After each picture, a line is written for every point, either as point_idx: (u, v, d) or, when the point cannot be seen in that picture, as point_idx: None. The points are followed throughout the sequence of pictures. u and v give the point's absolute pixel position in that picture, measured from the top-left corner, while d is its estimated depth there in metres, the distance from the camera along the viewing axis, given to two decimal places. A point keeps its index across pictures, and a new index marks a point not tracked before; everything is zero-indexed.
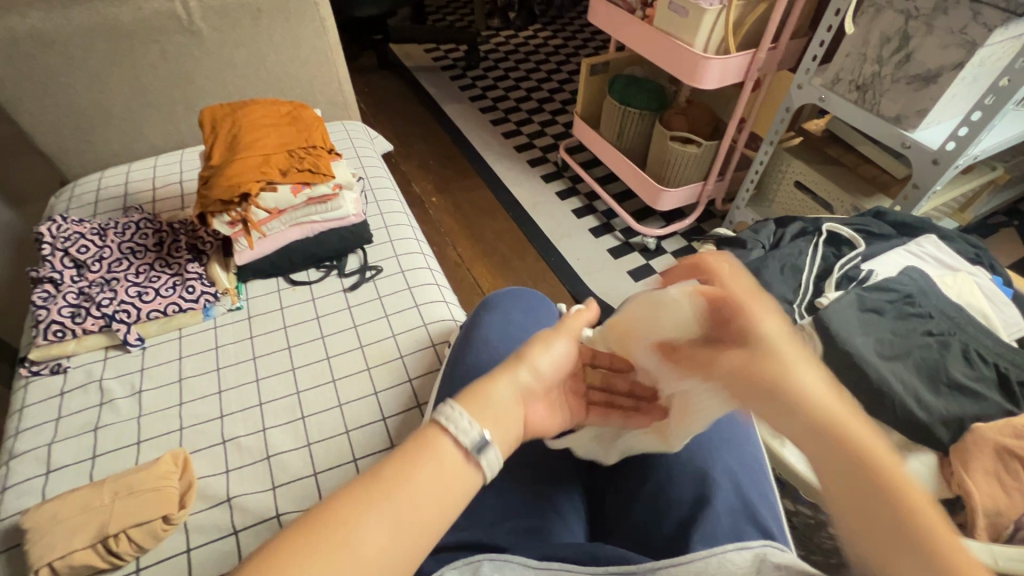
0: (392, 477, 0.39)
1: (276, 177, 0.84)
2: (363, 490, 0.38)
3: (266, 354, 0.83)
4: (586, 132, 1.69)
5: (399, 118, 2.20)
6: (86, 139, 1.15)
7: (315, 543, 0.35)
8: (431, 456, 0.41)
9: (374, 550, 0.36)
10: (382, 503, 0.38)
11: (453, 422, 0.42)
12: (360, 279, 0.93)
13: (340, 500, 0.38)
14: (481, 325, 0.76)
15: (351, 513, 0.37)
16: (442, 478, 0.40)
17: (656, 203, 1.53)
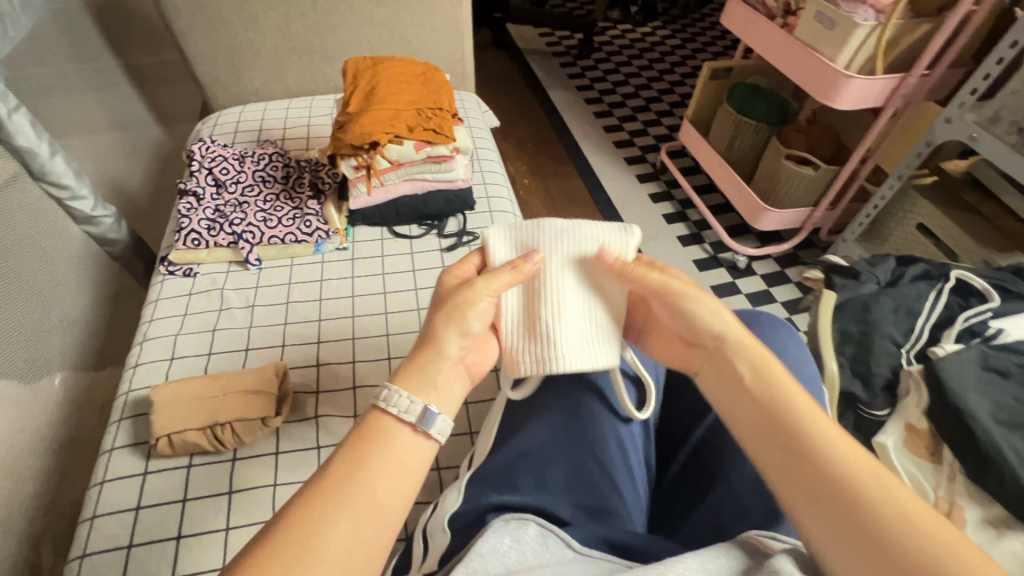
0: (341, 474, 0.45)
1: (402, 132, 0.89)
2: (322, 491, 0.44)
3: (363, 295, 0.89)
4: (692, 137, 1.64)
5: (505, 96, 2.24)
6: (236, 75, 1.27)
7: (287, 547, 0.40)
8: (383, 443, 0.48)
9: (339, 540, 0.42)
10: (343, 497, 0.44)
11: (395, 404, 0.50)
12: (457, 243, 0.97)
13: (303, 505, 0.43)
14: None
15: (314, 516, 0.42)
16: (395, 457, 0.48)
17: (756, 221, 1.46)
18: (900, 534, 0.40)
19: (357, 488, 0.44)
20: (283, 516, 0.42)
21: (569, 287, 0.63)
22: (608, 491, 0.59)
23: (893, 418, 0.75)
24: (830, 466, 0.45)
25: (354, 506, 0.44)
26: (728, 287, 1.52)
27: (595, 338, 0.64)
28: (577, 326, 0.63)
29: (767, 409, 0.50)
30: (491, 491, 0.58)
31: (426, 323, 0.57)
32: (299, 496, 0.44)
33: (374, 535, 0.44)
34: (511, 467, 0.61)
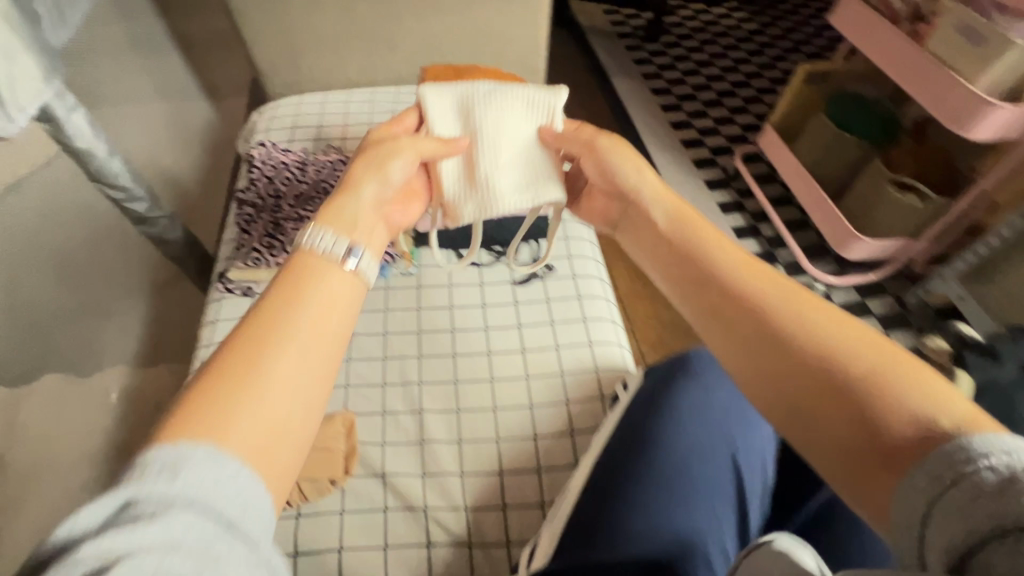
0: (272, 312, 0.46)
1: None
2: (255, 331, 0.44)
3: (430, 332, 0.82)
4: (776, 147, 1.49)
5: (564, 82, 2.09)
6: (294, 63, 1.19)
7: (228, 386, 0.41)
8: (315, 281, 0.49)
9: (283, 369, 0.43)
10: (276, 336, 0.44)
11: (320, 242, 0.51)
12: (531, 275, 0.89)
13: (234, 348, 0.43)
14: (676, 390, 0.72)
15: (252, 354, 0.43)
16: (331, 296, 0.49)
17: (844, 250, 1.32)
18: (848, 364, 0.44)
19: (298, 330, 0.45)
20: (216, 362, 0.42)
21: (501, 135, 0.71)
22: None
23: None
24: (764, 308, 0.50)
25: (293, 340, 0.44)
26: None
27: (531, 177, 0.72)
28: (513, 168, 0.72)
29: (701, 267, 0.55)
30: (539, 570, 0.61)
31: (348, 173, 0.61)
32: (236, 338, 0.44)
33: (323, 368, 0.45)
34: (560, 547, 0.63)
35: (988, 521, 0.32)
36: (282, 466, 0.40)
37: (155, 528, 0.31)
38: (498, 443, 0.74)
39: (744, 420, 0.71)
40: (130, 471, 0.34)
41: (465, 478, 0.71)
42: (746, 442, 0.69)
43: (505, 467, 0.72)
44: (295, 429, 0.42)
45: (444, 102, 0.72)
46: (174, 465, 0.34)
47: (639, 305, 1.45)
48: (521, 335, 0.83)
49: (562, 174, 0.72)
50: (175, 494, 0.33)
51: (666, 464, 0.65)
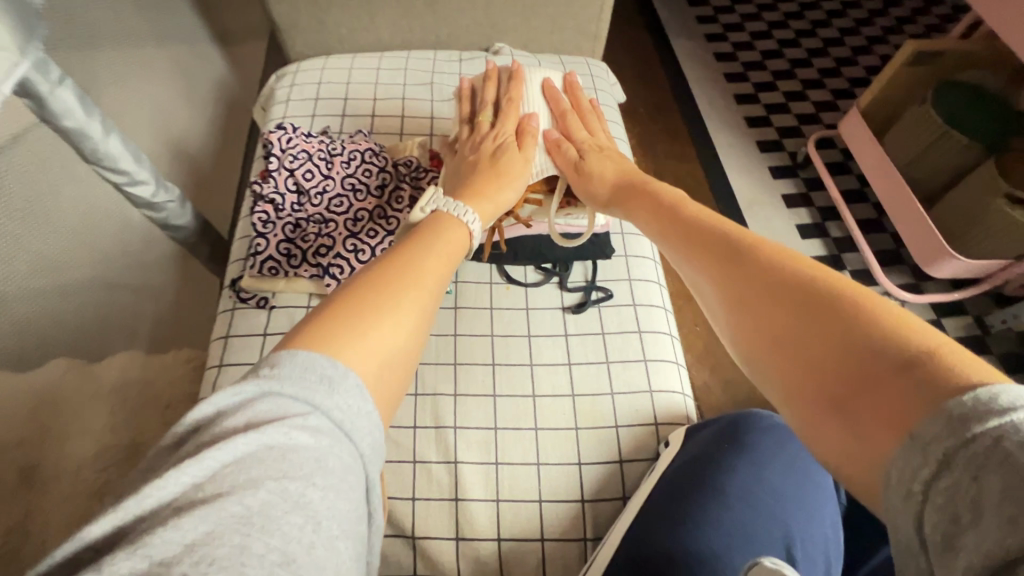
0: (405, 255, 0.49)
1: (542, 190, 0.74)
2: (389, 266, 0.47)
3: (468, 365, 0.72)
4: (863, 140, 1.30)
5: (616, 40, 1.86)
6: (318, 19, 1.03)
7: (367, 300, 0.43)
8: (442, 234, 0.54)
9: (419, 303, 0.45)
10: (411, 271, 0.47)
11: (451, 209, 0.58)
12: (585, 300, 0.77)
13: (375, 275, 0.46)
14: (721, 468, 0.61)
15: (392, 280, 0.45)
16: (450, 251, 0.53)
17: (929, 266, 1.18)
18: (833, 299, 0.39)
19: (424, 273, 0.48)
20: (355, 283, 0.45)
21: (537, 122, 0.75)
22: None
23: None
24: (738, 249, 0.48)
25: (422, 280, 0.47)
26: None
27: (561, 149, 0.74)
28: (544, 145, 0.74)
29: (691, 224, 0.54)
30: None
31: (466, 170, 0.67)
32: (375, 266, 0.47)
33: (432, 312, 0.47)
34: None
35: (977, 563, 0.23)
36: (393, 394, 0.41)
37: (304, 441, 0.31)
38: (540, 504, 0.65)
39: (800, 501, 0.60)
40: (275, 361, 0.35)
41: (504, 544, 0.63)
42: (806, 532, 0.58)
43: (548, 533, 0.63)
44: (405, 365, 0.43)
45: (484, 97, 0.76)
46: (326, 373, 0.35)
47: (686, 308, 1.32)
48: (571, 374, 0.72)
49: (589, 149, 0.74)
50: (321, 406, 0.33)
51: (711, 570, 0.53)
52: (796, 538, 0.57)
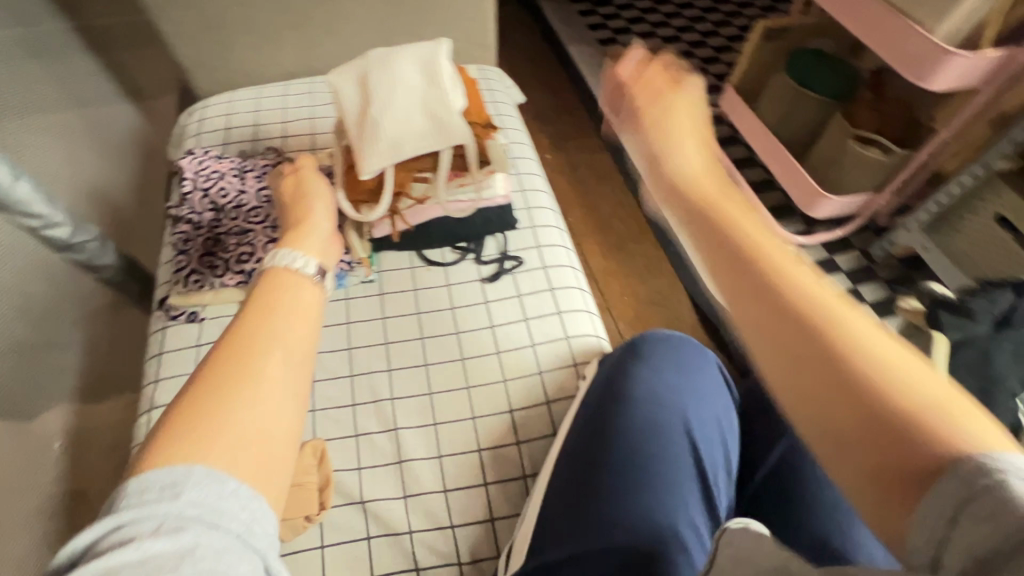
0: (244, 330, 0.49)
1: (426, 166, 0.70)
2: (233, 342, 0.48)
3: (398, 342, 0.78)
4: (739, 111, 1.47)
5: (518, 54, 2.00)
6: (222, 57, 1.08)
7: (217, 387, 0.44)
8: (286, 290, 0.55)
9: (276, 363, 0.48)
10: (260, 339, 0.48)
11: (286, 261, 0.58)
12: (498, 270, 0.85)
13: (220, 358, 0.47)
14: (632, 378, 0.70)
15: (240, 356, 0.47)
16: (302, 304, 0.54)
17: (811, 209, 1.32)
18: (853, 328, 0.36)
19: (271, 344, 0.48)
20: (194, 382, 0.45)
21: (397, 95, 0.69)
22: None
23: None
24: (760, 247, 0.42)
25: (274, 341, 0.49)
26: None
27: (428, 119, 0.69)
28: (410, 115, 0.68)
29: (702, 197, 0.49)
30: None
31: (286, 221, 0.66)
32: (218, 346, 0.48)
33: (298, 366, 0.49)
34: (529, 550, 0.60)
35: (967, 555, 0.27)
36: (276, 461, 0.43)
37: (159, 546, 0.33)
38: (480, 453, 0.70)
39: (699, 397, 0.69)
40: (119, 497, 0.36)
41: (449, 494, 0.67)
42: (704, 420, 0.68)
43: (490, 477, 0.69)
44: (278, 431, 0.44)
45: (347, 80, 0.72)
46: (165, 483, 0.37)
47: (613, 281, 1.42)
48: (494, 334, 0.79)
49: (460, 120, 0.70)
50: (169, 511, 0.35)
51: (624, 464, 0.63)
52: (698, 426, 0.67)
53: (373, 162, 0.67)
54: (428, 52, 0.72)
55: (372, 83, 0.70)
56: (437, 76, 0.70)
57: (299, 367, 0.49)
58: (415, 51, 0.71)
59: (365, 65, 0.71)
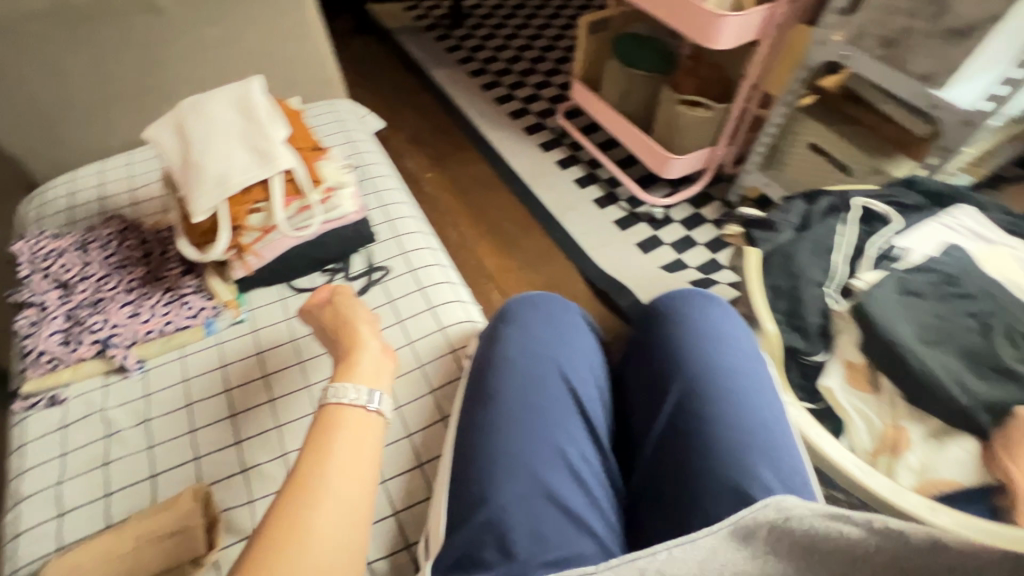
0: (307, 473, 0.49)
1: (260, 197, 0.74)
2: (292, 488, 0.48)
3: (277, 372, 0.79)
4: (587, 98, 1.60)
5: (383, 86, 2.06)
6: (51, 138, 1.05)
7: (278, 542, 0.45)
8: (340, 430, 0.53)
9: (328, 520, 0.47)
10: (312, 489, 0.48)
11: (344, 395, 0.55)
12: (368, 283, 0.88)
13: (282, 507, 0.47)
14: (502, 340, 0.75)
15: (297, 508, 0.47)
16: (356, 443, 0.52)
17: (664, 171, 1.46)
18: None
19: (324, 497, 0.47)
20: (262, 529, 0.46)
21: (215, 135, 0.73)
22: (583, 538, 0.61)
23: (832, 360, 0.78)
24: None
25: (328, 491, 0.48)
26: (652, 240, 1.54)
27: (251, 151, 0.72)
28: (231, 150, 0.72)
29: None
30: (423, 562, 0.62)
31: (336, 347, 0.64)
32: (278, 493, 0.48)
33: (351, 521, 0.48)
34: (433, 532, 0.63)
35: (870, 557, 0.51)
36: None
37: None
38: None
39: (564, 341, 0.75)
40: None
41: None
42: (572, 365, 0.74)
43: (386, 473, 0.71)
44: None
45: (166, 132, 0.75)
46: None
47: (510, 277, 1.49)
48: None
49: (282, 146, 0.74)
50: None
51: (505, 416, 0.67)
52: (566, 367, 0.72)
53: (203, 202, 0.70)
54: (241, 92, 0.76)
55: (189, 129, 0.73)
56: (252, 111, 0.75)
57: (355, 508, 0.48)
58: (227, 95, 0.76)
59: (181, 115, 0.75)
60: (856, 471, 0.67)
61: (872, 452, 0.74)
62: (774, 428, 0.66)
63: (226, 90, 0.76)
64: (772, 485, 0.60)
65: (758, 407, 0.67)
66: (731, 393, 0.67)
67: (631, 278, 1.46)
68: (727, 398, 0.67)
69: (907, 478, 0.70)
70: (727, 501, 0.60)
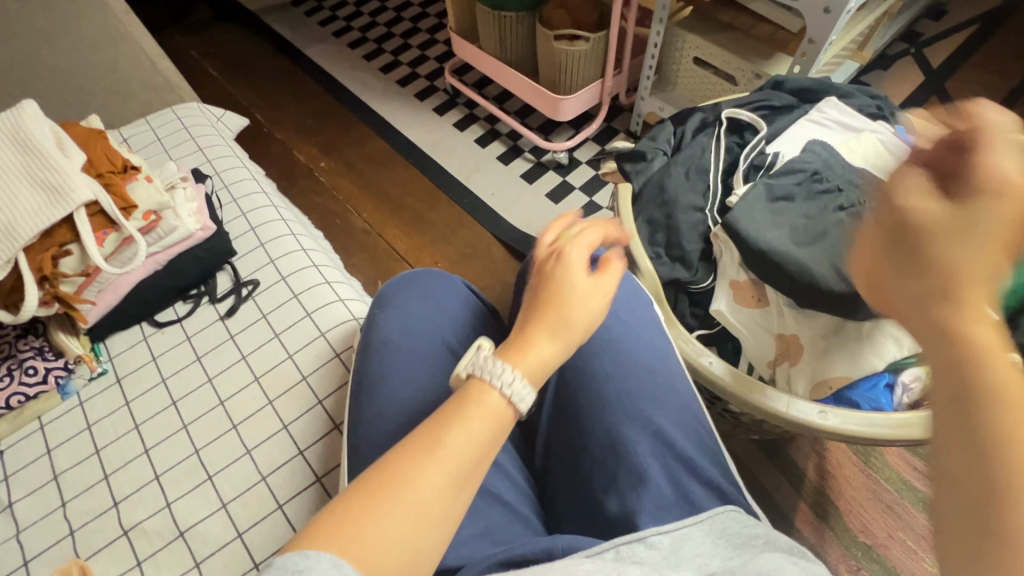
0: (436, 430, 0.43)
1: (68, 237, 0.66)
2: (417, 443, 0.42)
3: (151, 419, 0.73)
4: (467, 51, 1.50)
5: (257, 75, 1.89)
6: None
7: (382, 498, 0.39)
8: (477, 405, 0.44)
9: (429, 497, 0.40)
10: (433, 455, 0.41)
11: (498, 376, 0.45)
12: (236, 301, 0.81)
13: (401, 458, 0.41)
14: (378, 325, 0.71)
15: (409, 466, 0.40)
16: (484, 427, 0.43)
17: (558, 114, 1.40)
18: None
19: (431, 467, 0.40)
20: (377, 467, 0.41)
21: None
22: (493, 510, 0.59)
23: (719, 284, 0.76)
24: None
25: (444, 464, 0.41)
26: (562, 188, 1.50)
27: (39, 187, 0.64)
28: (15, 191, 0.63)
29: None
30: None
31: (540, 289, 0.52)
32: (401, 440, 0.43)
33: (453, 511, 0.40)
34: None
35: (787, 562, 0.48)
36: None
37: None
38: (267, 481, 0.68)
39: (446, 320, 0.72)
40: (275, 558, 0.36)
41: (247, 535, 0.65)
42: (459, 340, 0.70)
43: (283, 497, 0.67)
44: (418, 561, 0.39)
45: None
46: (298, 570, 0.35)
47: (424, 255, 1.43)
48: (249, 363, 0.76)
49: (77, 174, 0.66)
50: None
51: (391, 413, 0.63)
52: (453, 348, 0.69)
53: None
54: (13, 124, 0.67)
55: None
56: (28, 142, 0.66)
57: (463, 494, 0.42)
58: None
59: None
60: (753, 393, 0.66)
61: (770, 365, 0.74)
62: (659, 369, 0.64)
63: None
64: (661, 423, 0.59)
65: (642, 348, 0.65)
66: (611, 341, 0.65)
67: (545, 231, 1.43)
68: (606, 344, 0.65)
69: (803, 383, 0.70)
70: (614, 450, 0.58)
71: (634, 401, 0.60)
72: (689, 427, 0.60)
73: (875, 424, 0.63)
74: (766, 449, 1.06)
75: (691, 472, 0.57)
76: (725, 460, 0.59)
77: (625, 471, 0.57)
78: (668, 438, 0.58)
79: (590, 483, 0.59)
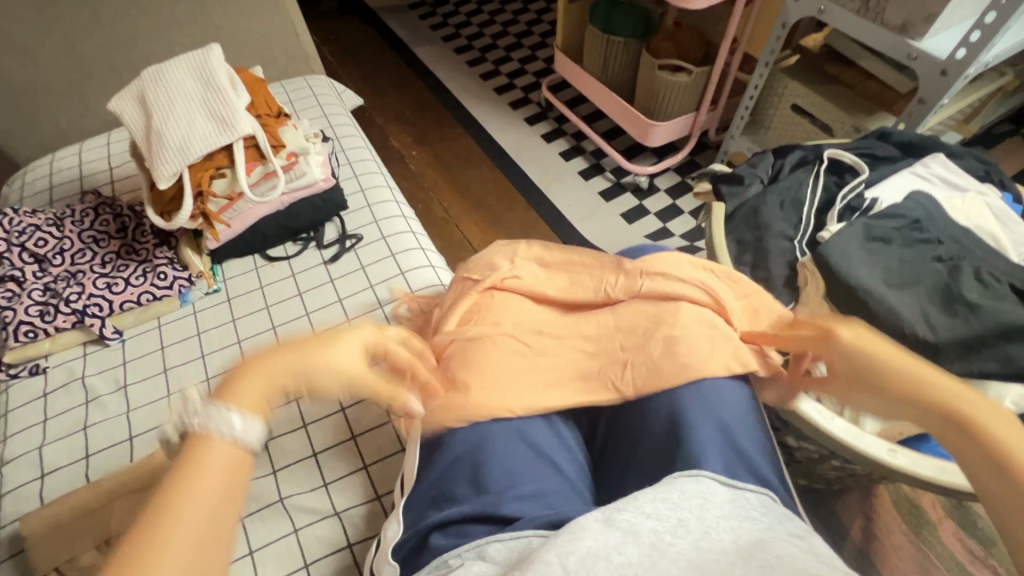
0: (160, 503, 0.36)
1: (225, 163, 0.76)
2: (146, 523, 0.35)
3: (251, 337, 0.81)
4: (568, 68, 1.58)
5: (369, 65, 2.04)
6: (29, 119, 1.06)
7: None
8: (194, 459, 0.38)
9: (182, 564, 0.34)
10: (168, 527, 0.35)
11: (207, 415, 0.40)
12: (340, 250, 0.89)
13: (130, 543, 0.35)
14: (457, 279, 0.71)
15: (147, 547, 0.34)
16: (218, 466, 0.39)
17: (647, 138, 1.45)
18: None
19: (173, 535, 0.35)
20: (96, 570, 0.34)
21: (174, 102, 0.74)
22: (551, 475, 0.55)
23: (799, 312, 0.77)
24: None
25: (190, 528, 0.36)
26: (637, 210, 1.53)
27: (212, 115, 0.74)
28: (192, 115, 0.74)
29: None
30: (429, 511, 0.55)
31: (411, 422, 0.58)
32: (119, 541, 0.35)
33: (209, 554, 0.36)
34: (445, 478, 0.56)
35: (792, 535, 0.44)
36: None
37: None
38: (344, 412, 0.76)
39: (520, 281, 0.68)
40: None
41: (320, 456, 0.72)
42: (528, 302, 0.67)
43: (357, 430, 0.74)
44: None
45: (127, 105, 0.76)
46: None
47: None
48: (344, 305, 0.83)
49: (244, 109, 0.76)
50: None
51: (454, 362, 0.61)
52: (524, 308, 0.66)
53: (167, 167, 0.71)
54: (199, 60, 0.78)
55: (150, 99, 0.75)
56: (209, 76, 0.77)
57: (222, 544, 0.37)
58: (183, 62, 0.78)
59: (141, 88, 0.76)
60: (824, 420, 0.66)
61: (839, 401, 0.73)
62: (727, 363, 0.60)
63: (183, 59, 0.78)
64: (727, 418, 0.55)
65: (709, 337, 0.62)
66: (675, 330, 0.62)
67: (615, 248, 1.46)
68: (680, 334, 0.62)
69: (872, 425, 0.70)
70: (679, 438, 0.54)
71: (704, 391, 0.56)
72: (753, 429, 0.56)
73: (946, 473, 0.61)
74: (812, 497, 1.03)
75: (748, 469, 0.53)
76: (782, 467, 0.55)
77: (683, 459, 0.52)
78: (731, 434, 0.54)
79: (646, 466, 0.55)
